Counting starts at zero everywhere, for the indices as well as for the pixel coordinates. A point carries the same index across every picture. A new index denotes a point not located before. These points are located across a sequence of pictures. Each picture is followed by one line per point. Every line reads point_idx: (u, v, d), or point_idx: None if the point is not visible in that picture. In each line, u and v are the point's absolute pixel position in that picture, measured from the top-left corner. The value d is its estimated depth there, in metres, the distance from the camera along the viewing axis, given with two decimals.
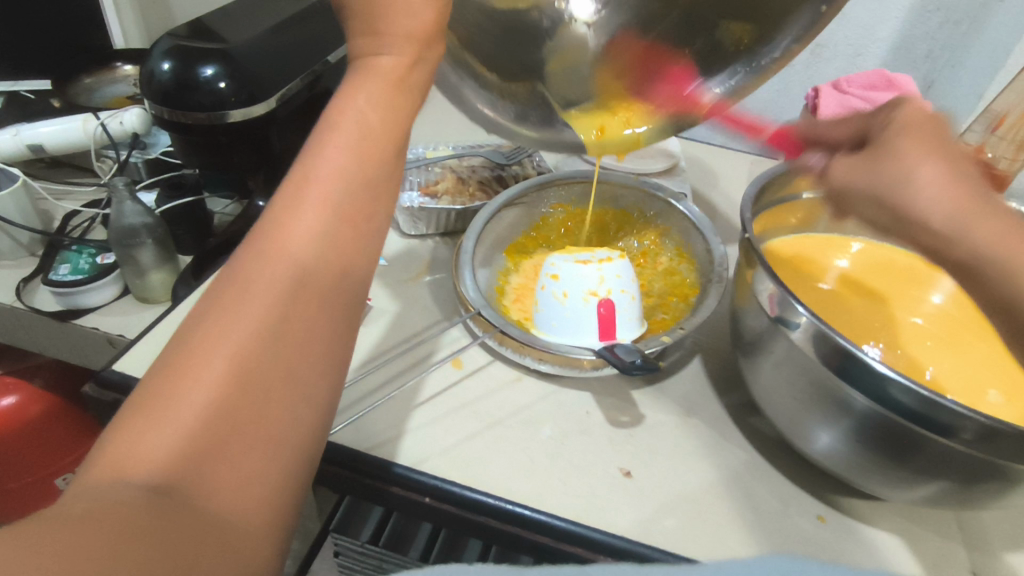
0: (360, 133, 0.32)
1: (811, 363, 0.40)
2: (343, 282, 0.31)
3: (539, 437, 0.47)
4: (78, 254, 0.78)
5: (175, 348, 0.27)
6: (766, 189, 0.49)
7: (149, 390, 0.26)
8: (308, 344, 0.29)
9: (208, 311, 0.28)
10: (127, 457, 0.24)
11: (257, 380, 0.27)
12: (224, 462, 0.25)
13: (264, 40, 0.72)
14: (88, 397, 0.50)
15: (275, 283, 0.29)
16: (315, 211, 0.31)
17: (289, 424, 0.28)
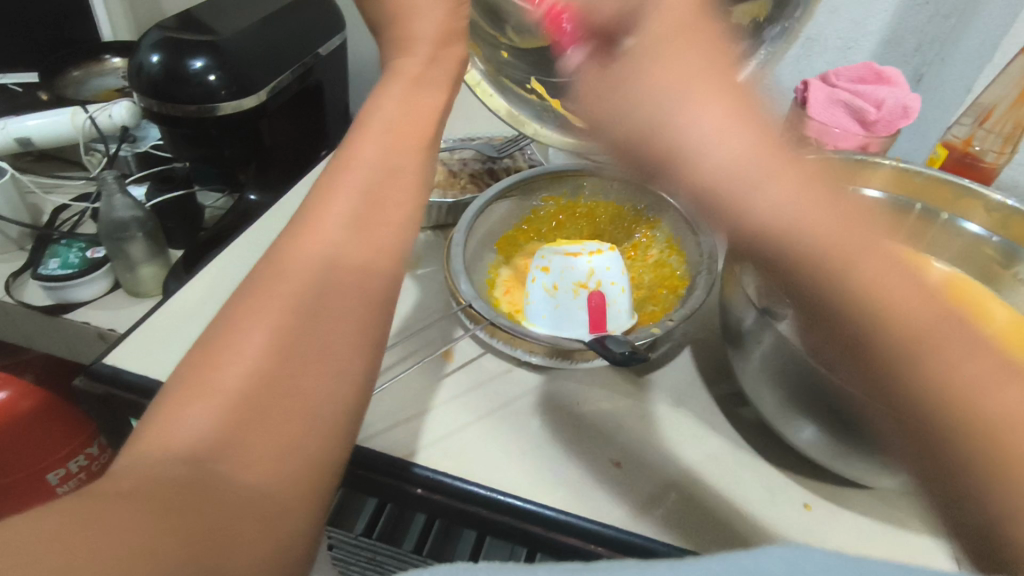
0: (388, 126, 0.37)
1: (798, 354, 0.40)
2: (377, 269, 0.33)
3: (531, 428, 0.47)
4: (68, 248, 0.78)
5: (214, 333, 0.29)
6: None
7: (197, 367, 0.28)
8: (340, 324, 0.30)
9: (250, 292, 0.30)
10: (173, 430, 0.26)
11: (293, 354, 0.29)
12: (261, 433, 0.26)
13: (253, 32, 0.71)
14: (79, 390, 0.50)
15: (309, 266, 0.31)
16: (345, 195, 0.34)
17: (328, 398, 0.28)
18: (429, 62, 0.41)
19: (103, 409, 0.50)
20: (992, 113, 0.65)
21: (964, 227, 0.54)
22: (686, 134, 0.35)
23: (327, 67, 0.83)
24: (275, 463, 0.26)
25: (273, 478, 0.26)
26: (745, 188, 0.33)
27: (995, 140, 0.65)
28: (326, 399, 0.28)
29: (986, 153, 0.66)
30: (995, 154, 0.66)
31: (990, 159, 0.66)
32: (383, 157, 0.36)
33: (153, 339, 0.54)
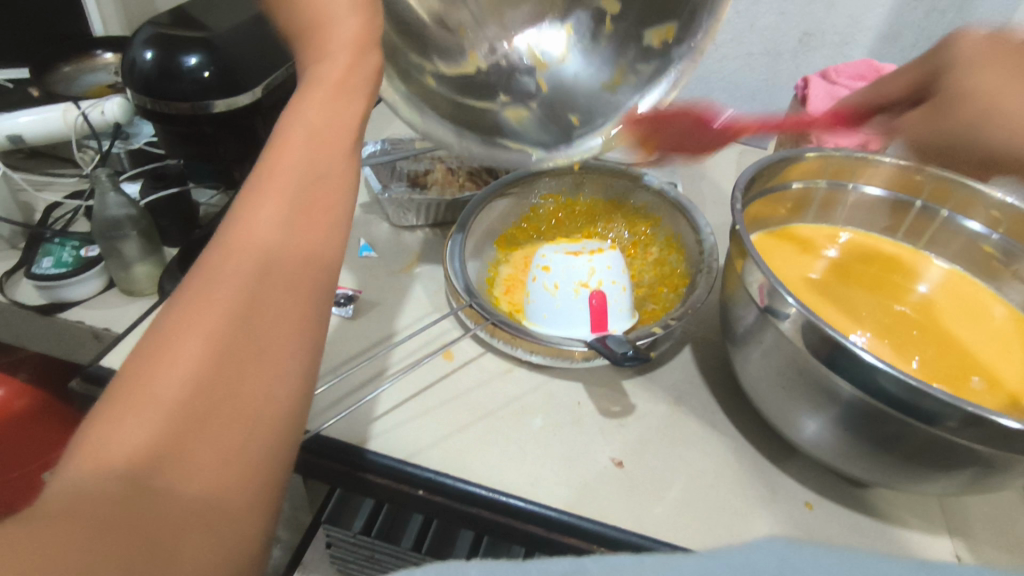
0: (308, 132, 0.33)
1: (799, 353, 0.40)
2: (312, 268, 0.31)
3: (531, 428, 0.47)
4: (61, 246, 0.77)
5: (146, 339, 0.27)
6: (756, 178, 0.49)
7: (125, 380, 0.26)
8: (281, 323, 0.29)
9: (177, 302, 0.28)
10: (104, 445, 0.24)
11: (231, 359, 0.27)
12: (202, 442, 0.25)
13: (247, 28, 0.70)
14: (75, 392, 0.49)
15: (241, 270, 0.29)
16: (272, 198, 0.31)
17: (268, 399, 0.27)
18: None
19: None
20: None
21: (963, 224, 0.53)
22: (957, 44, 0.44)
23: None
24: (217, 470, 0.25)
25: (217, 486, 0.25)
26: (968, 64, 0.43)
27: None
28: (276, 401, 0.28)
29: None
30: None
31: None
32: (307, 163, 0.33)
33: None
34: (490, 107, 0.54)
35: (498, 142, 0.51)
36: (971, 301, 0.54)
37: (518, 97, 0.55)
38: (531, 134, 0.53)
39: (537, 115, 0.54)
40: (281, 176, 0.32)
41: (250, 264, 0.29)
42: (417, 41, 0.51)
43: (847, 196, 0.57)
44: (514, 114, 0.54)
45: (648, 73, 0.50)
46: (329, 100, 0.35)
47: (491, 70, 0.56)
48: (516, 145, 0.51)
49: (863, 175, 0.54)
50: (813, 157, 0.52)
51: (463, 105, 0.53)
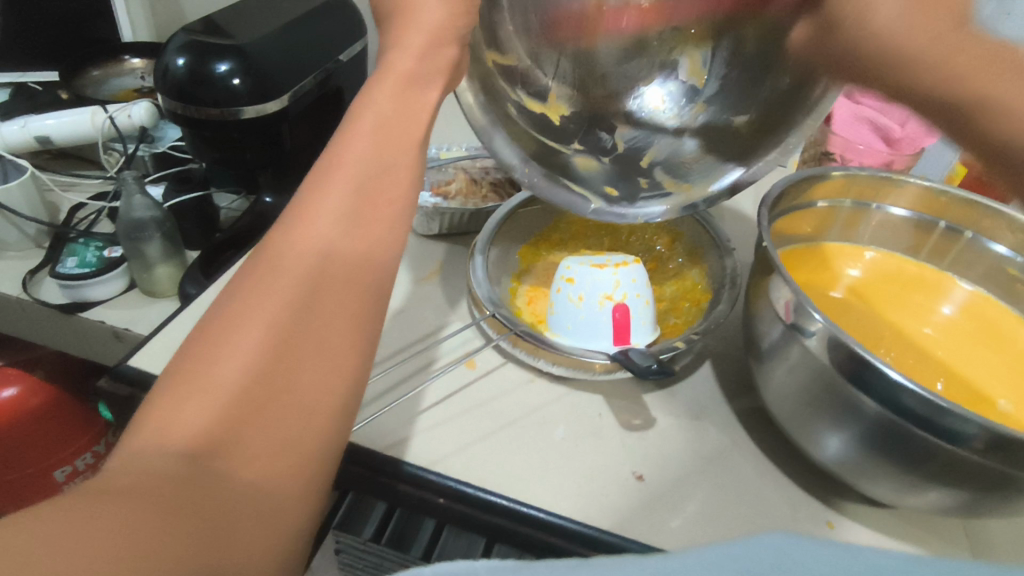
0: (376, 122, 0.34)
1: (826, 371, 0.40)
2: (373, 263, 0.32)
3: (553, 439, 0.47)
4: (85, 247, 0.79)
5: (211, 318, 0.28)
6: (782, 196, 0.50)
7: (192, 359, 0.27)
8: (341, 314, 0.30)
9: (240, 286, 0.29)
10: (170, 425, 0.25)
11: (288, 349, 0.28)
12: (259, 430, 0.26)
13: (276, 38, 0.72)
14: (102, 390, 0.50)
15: (304, 259, 0.30)
16: (339, 188, 0.32)
17: (323, 391, 0.28)
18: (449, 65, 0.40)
19: (125, 411, 0.50)
20: None
21: (990, 247, 0.53)
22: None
23: (347, 73, 0.83)
24: (270, 459, 0.26)
25: (270, 474, 0.26)
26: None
27: None
28: (331, 392, 0.28)
29: (1006, 172, 0.68)
30: (1016, 174, 0.68)
31: (1010, 178, 0.68)
32: (376, 152, 0.33)
33: (175, 339, 0.53)
34: (561, 153, 0.53)
35: (562, 182, 0.51)
36: (997, 325, 0.54)
37: (592, 149, 0.55)
38: (600, 183, 0.53)
39: (609, 168, 0.54)
40: (351, 163, 0.32)
41: (313, 252, 0.30)
42: (511, 67, 0.51)
43: (871, 216, 0.57)
44: (585, 163, 0.54)
45: (735, 155, 0.51)
46: (397, 92, 0.35)
47: (572, 116, 0.56)
48: (578, 188, 0.51)
49: (888, 196, 0.55)
50: (839, 177, 0.53)
51: (541, 141, 0.53)
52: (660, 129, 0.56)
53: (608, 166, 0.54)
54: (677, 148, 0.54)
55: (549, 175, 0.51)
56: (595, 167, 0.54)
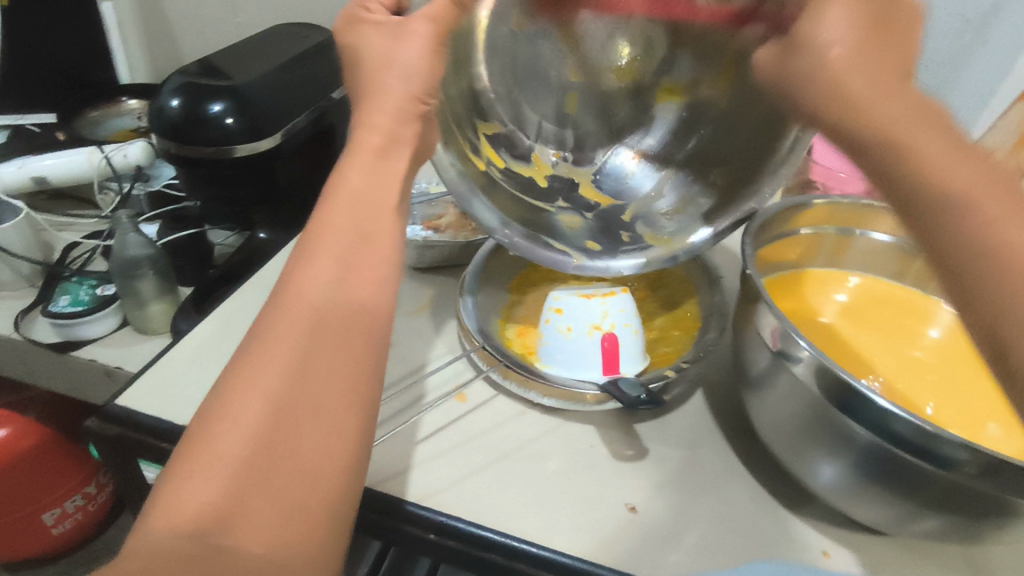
0: (353, 192, 0.35)
1: (816, 398, 0.40)
2: (365, 325, 0.32)
3: (545, 472, 0.46)
4: (78, 285, 0.79)
5: (211, 400, 0.30)
6: (764, 227, 0.51)
7: (197, 436, 0.29)
8: (332, 377, 0.31)
9: (236, 364, 0.31)
10: (178, 504, 0.27)
11: (286, 418, 0.29)
12: (261, 500, 0.28)
13: (270, 79, 0.73)
14: (90, 431, 0.49)
15: (294, 327, 0.31)
16: (322, 259, 0.33)
17: (326, 454, 0.29)
18: (429, 103, 0.41)
19: (112, 451, 0.49)
20: None
21: None
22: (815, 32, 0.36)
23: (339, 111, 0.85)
24: (274, 528, 0.27)
25: (275, 542, 0.27)
26: (950, 206, 0.30)
27: None
28: (332, 456, 0.29)
29: None
30: None
31: None
32: (354, 222, 0.34)
33: (164, 377, 0.53)
34: (546, 210, 0.56)
35: (545, 241, 0.52)
36: None
37: (576, 206, 0.58)
38: (582, 239, 0.54)
39: (592, 224, 0.56)
40: (332, 233, 0.34)
41: (303, 321, 0.31)
42: (495, 133, 0.56)
43: (856, 242, 0.57)
44: (569, 223, 0.56)
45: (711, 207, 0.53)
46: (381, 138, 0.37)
47: (557, 177, 0.59)
48: (560, 246, 0.52)
49: (872, 222, 0.55)
50: (821, 204, 0.54)
51: (524, 202, 0.55)
52: (637, 184, 0.59)
53: (591, 222, 0.56)
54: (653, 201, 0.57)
55: (530, 232, 0.52)
56: (577, 225, 0.56)
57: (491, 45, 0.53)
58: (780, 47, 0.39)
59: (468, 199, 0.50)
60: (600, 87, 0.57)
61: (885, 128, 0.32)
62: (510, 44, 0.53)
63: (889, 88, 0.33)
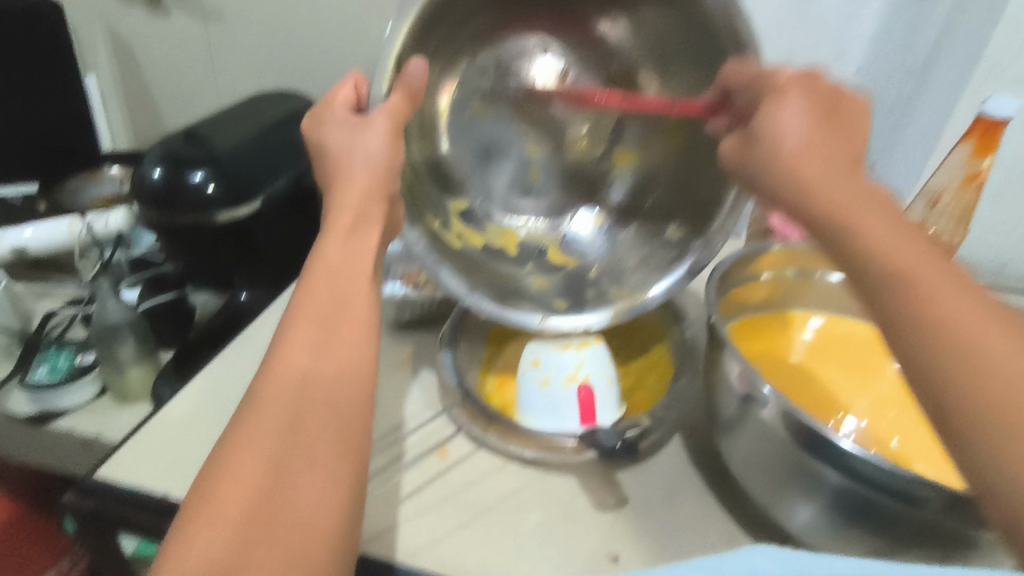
0: (328, 263, 0.40)
1: (783, 440, 0.42)
2: (350, 379, 0.36)
3: (527, 525, 0.47)
4: (56, 353, 0.78)
5: (209, 464, 0.32)
6: (726, 274, 0.53)
7: (198, 501, 0.31)
8: (324, 432, 0.33)
9: (231, 430, 0.33)
10: (182, 562, 0.28)
11: (284, 472, 0.31)
12: (264, 552, 0.29)
13: (249, 147, 0.76)
14: (66, 504, 0.48)
15: (285, 389, 0.34)
16: (306, 325, 0.37)
17: (323, 503, 0.31)
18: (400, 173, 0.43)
19: (89, 524, 0.49)
20: (943, 197, 0.70)
21: None
22: (776, 127, 0.42)
23: None
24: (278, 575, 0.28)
25: None
26: (905, 296, 0.34)
27: (948, 221, 0.71)
28: (330, 505, 0.31)
29: (942, 233, 0.71)
30: (950, 234, 0.71)
31: (947, 238, 0.71)
32: (333, 290, 0.38)
33: (143, 445, 0.53)
34: (516, 276, 0.58)
35: (515, 304, 0.55)
36: None
37: (545, 267, 0.60)
38: (551, 297, 0.57)
39: (561, 282, 0.59)
40: (315, 301, 0.38)
41: (292, 382, 0.34)
42: (464, 208, 0.59)
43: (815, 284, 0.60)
44: (539, 284, 0.59)
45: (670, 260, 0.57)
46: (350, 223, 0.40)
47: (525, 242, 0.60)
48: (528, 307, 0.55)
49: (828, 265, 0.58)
50: (778, 249, 0.56)
51: (492, 266, 0.58)
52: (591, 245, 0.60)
53: (559, 280, 0.59)
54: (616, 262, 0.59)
55: (499, 296, 0.55)
56: (546, 286, 0.58)
57: (452, 127, 0.57)
58: (739, 139, 0.45)
59: (435, 273, 0.53)
60: (560, 156, 0.60)
61: (836, 214, 0.38)
62: (472, 125, 0.57)
63: (839, 176, 0.40)
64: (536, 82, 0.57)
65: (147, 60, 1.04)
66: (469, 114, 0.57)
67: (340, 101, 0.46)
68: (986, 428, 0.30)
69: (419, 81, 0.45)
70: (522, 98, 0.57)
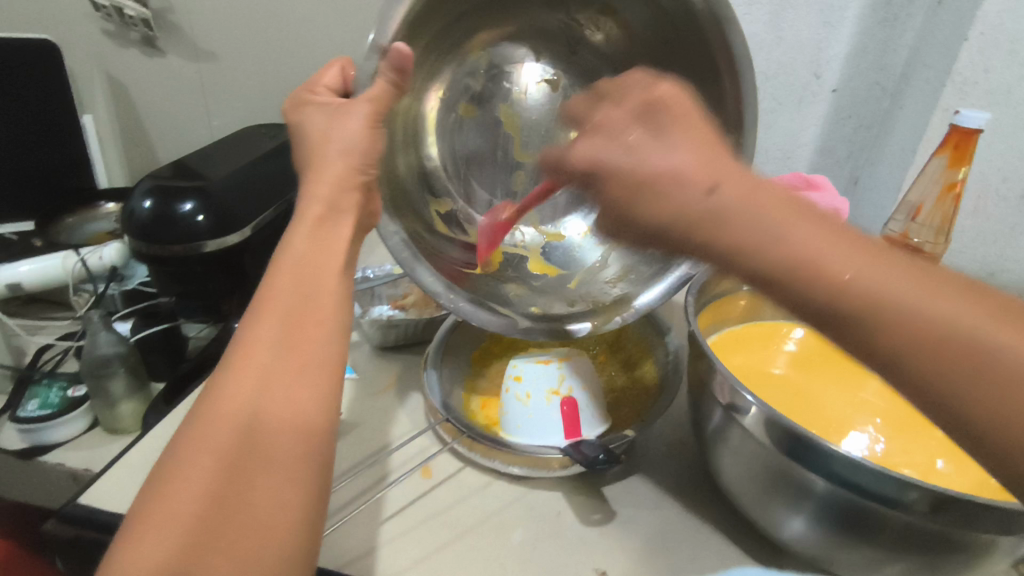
0: (293, 256, 0.39)
1: (767, 449, 0.41)
2: (317, 382, 0.36)
3: (511, 542, 0.46)
4: (48, 387, 0.78)
5: (165, 466, 0.32)
6: (704, 288, 0.54)
7: (151, 496, 0.31)
8: (281, 434, 0.34)
9: (189, 429, 0.33)
10: (131, 565, 0.29)
11: (238, 473, 0.32)
12: (217, 554, 0.30)
13: (238, 177, 0.77)
14: (48, 533, 0.48)
15: (247, 390, 0.34)
16: (269, 321, 0.36)
17: (276, 505, 0.32)
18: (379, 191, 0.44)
19: (72, 554, 0.48)
20: (922, 210, 0.72)
21: None
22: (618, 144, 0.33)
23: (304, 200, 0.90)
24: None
25: None
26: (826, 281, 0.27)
27: (929, 232, 0.72)
28: (289, 506, 0.32)
29: (923, 243, 0.72)
30: (932, 245, 0.72)
31: (928, 249, 0.72)
32: (297, 287, 0.38)
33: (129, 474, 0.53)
34: (496, 279, 0.59)
35: (490, 305, 0.54)
36: None
37: (522, 278, 0.61)
38: (528, 305, 0.57)
39: (537, 295, 0.59)
40: (278, 297, 0.37)
41: (254, 382, 0.34)
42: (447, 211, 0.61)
43: None
44: (518, 292, 0.59)
45: (652, 275, 0.56)
46: (310, 234, 0.40)
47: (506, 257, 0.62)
48: (505, 311, 0.54)
49: None
50: None
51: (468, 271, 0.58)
52: (584, 254, 0.62)
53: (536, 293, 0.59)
54: (599, 274, 0.60)
55: (476, 297, 0.54)
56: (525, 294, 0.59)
57: (441, 122, 0.60)
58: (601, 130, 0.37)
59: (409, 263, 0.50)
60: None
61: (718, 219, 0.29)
62: (458, 128, 0.61)
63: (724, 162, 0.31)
64: (522, 86, 0.60)
65: (142, 98, 1.07)
66: (456, 117, 0.60)
67: (324, 87, 0.48)
68: (994, 418, 0.25)
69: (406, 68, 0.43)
70: (511, 101, 0.61)
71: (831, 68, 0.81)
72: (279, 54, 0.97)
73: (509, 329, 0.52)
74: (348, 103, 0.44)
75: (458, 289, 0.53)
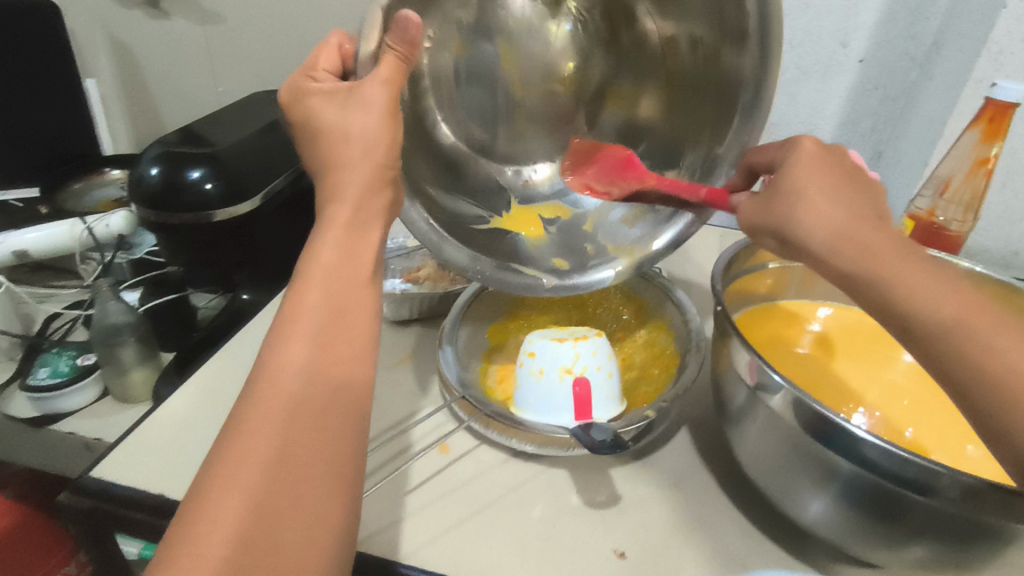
0: (324, 273, 0.38)
1: (794, 430, 0.40)
2: (350, 409, 0.36)
3: (530, 520, 0.45)
4: (57, 355, 0.77)
5: (192, 500, 0.31)
6: (732, 263, 0.52)
7: (176, 544, 0.30)
8: (309, 466, 0.33)
9: (211, 467, 0.32)
10: None
11: (266, 513, 0.31)
12: None
13: (247, 144, 0.75)
14: (63, 504, 0.48)
15: (273, 415, 0.33)
16: (298, 343, 0.36)
17: (308, 545, 0.31)
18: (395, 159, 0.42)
19: (88, 525, 0.48)
20: (950, 185, 0.69)
21: None
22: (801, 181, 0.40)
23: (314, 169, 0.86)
24: None
25: None
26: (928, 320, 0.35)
27: (957, 210, 0.69)
28: (319, 544, 0.32)
29: (950, 221, 0.69)
30: (959, 223, 0.69)
31: (955, 227, 0.69)
32: (328, 301, 0.37)
33: (142, 446, 0.52)
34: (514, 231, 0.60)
35: (513, 266, 0.56)
36: None
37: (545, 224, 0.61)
38: (548, 257, 0.58)
39: (558, 240, 0.60)
40: (305, 317, 0.37)
41: (280, 406, 0.34)
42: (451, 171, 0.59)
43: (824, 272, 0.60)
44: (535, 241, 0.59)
45: (666, 215, 0.56)
46: (342, 240, 0.40)
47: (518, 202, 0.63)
48: (528, 271, 0.55)
49: None
50: None
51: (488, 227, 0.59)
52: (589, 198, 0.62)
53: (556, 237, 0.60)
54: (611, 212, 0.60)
55: (500, 262, 0.55)
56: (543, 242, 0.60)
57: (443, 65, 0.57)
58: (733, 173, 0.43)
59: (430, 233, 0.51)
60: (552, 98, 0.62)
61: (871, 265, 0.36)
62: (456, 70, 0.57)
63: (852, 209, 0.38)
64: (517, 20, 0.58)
65: (146, 62, 1.04)
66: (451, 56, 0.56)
67: (321, 70, 0.46)
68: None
69: (415, 38, 0.42)
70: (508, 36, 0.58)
71: (858, 37, 0.76)
72: (286, 18, 0.94)
73: (531, 288, 0.54)
74: (354, 93, 0.42)
75: (483, 258, 0.55)
